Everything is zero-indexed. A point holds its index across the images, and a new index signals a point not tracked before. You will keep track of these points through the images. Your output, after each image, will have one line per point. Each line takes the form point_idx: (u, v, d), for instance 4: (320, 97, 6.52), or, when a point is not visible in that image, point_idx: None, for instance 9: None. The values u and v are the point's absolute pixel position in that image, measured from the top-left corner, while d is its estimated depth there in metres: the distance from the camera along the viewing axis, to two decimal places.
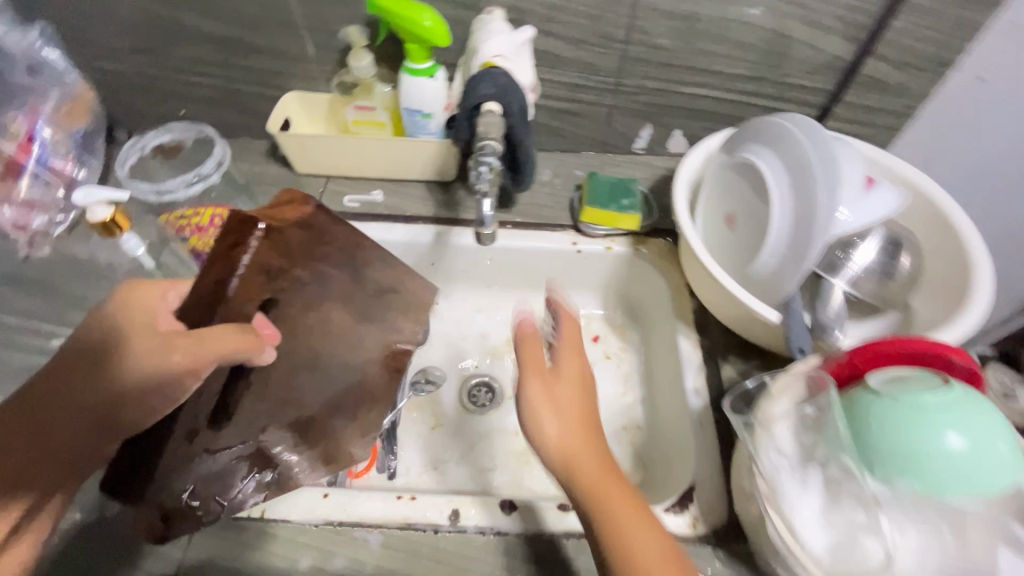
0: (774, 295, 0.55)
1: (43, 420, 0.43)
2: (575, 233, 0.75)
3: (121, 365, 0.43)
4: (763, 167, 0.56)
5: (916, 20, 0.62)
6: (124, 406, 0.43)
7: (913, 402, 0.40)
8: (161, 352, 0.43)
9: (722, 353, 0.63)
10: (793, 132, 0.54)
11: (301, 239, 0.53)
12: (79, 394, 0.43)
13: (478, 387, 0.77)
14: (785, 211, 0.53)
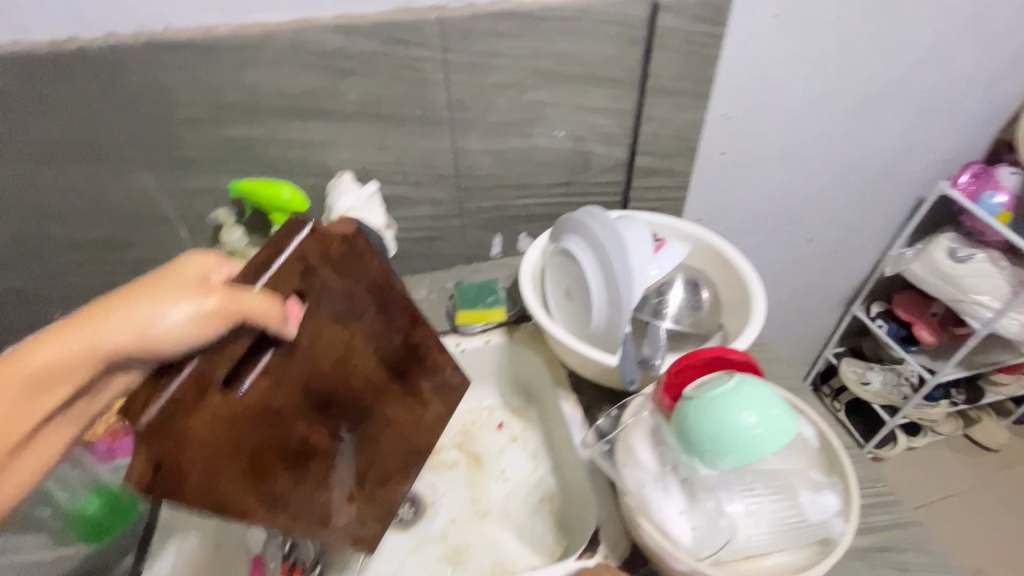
0: (613, 344, 0.68)
1: (95, 321, 0.41)
2: (456, 336, 0.85)
3: (157, 317, 0.42)
4: (576, 251, 0.72)
5: (657, 125, 0.85)
6: (142, 342, 0.42)
7: (717, 397, 0.51)
8: (196, 309, 0.43)
9: (597, 404, 0.73)
10: (587, 222, 0.72)
11: (372, 265, 0.57)
12: (68, 351, 0.40)
13: (401, 503, 0.80)
14: (598, 282, 0.69)
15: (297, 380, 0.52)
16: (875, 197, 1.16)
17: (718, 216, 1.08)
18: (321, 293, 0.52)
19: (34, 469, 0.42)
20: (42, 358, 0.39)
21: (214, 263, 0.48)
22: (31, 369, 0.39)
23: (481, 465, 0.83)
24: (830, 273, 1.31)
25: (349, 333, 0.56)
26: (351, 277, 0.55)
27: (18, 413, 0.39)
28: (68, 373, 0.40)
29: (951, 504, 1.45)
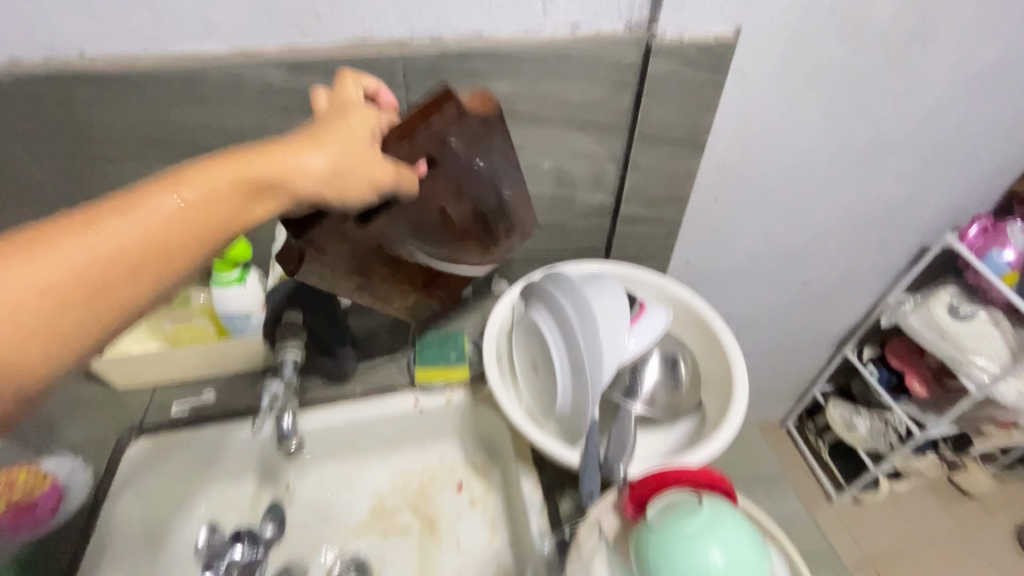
0: (576, 435, 0.61)
1: (244, 168, 0.44)
2: (415, 393, 0.79)
3: (297, 158, 0.46)
4: (541, 323, 0.66)
5: (646, 173, 0.77)
6: (307, 179, 0.46)
7: (681, 536, 0.46)
8: (340, 151, 0.48)
9: (559, 488, 0.67)
10: (554, 292, 0.65)
11: (493, 137, 0.59)
12: (247, 185, 0.44)
13: (345, 572, 0.74)
14: (565, 363, 0.63)
15: (408, 209, 0.55)
16: (877, 244, 1.10)
17: (708, 260, 1.02)
18: (445, 158, 0.56)
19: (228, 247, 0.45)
20: (207, 182, 0.42)
21: (356, 84, 0.56)
22: (194, 185, 0.42)
23: (435, 531, 0.78)
24: (824, 315, 1.24)
25: (458, 197, 0.59)
26: (474, 144, 0.57)
27: (208, 209, 0.42)
28: (221, 183, 0.43)
29: (928, 552, 1.42)
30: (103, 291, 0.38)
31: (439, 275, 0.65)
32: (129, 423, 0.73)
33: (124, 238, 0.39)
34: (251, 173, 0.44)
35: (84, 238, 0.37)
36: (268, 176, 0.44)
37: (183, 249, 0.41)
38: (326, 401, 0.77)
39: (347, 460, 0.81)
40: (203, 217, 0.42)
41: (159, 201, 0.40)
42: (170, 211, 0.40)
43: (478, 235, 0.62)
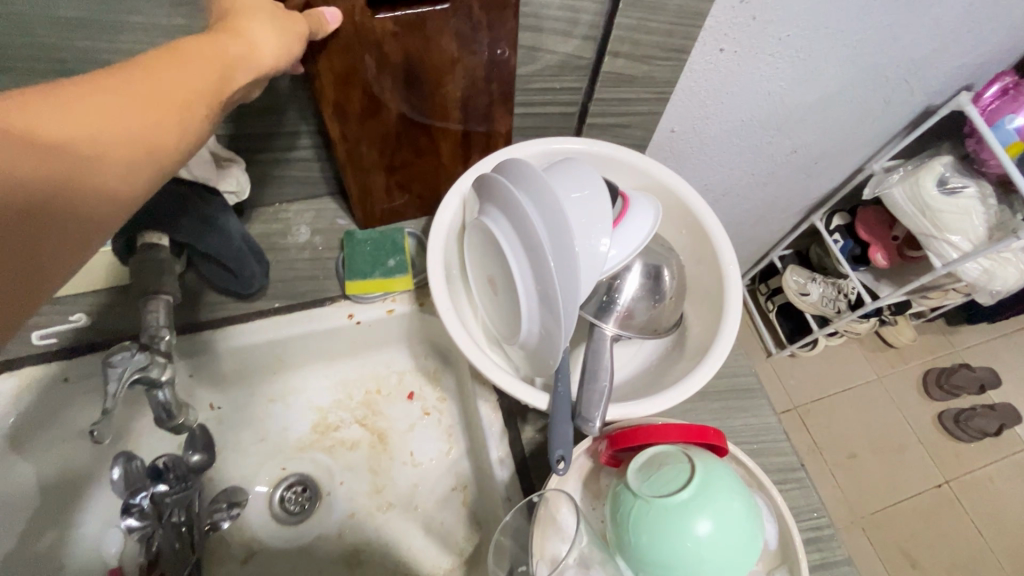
0: (544, 368, 0.52)
1: (207, 46, 0.38)
2: (349, 303, 0.66)
3: (250, 44, 0.40)
4: (499, 235, 0.51)
5: (640, 14, 0.56)
6: (267, 49, 0.40)
7: (685, 506, 0.39)
8: (285, 28, 0.42)
9: (520, 411, 0.60)
10: (514, 195, 0.49)
11: (506, 30, 0.52)
12: (214, 86, 0.37)
13: (291, 491, 0.69)
14: (531, 284, 0.50)
15: (397, 68, 0.52)
16: (883, 104, 0.95)
17: (696, 128, 0.85)
18: (454, 12, 0.50)
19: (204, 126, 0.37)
20: (196, 55, 0.37)
21: None
22: (153, 84, 0.35)
23: (387, 444, 0.72)
24: (803, 185, 1.14)
25: (450, 57, 0.53)
26: (489, 22, 0.51)
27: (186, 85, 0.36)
28: (192, 75, 0.36)
29: (848, 397, 1.57)
30: (91, 177, 0.32)
31: (405, 168, 0.64)
32: None
33: (81, 151, 0.31)
34: (219, 50, 0.38)
35: (92, 107, 0.32)
36: (220, 62, 0.38)
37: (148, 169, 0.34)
38: (239, 317, 0.64)
39: (277, 376, 0.71)
40: (162, 126, 0.34)
41: (119, 100, 0.33)
42: (174, 81, 0.35)
43: (455, 140, 0.63)
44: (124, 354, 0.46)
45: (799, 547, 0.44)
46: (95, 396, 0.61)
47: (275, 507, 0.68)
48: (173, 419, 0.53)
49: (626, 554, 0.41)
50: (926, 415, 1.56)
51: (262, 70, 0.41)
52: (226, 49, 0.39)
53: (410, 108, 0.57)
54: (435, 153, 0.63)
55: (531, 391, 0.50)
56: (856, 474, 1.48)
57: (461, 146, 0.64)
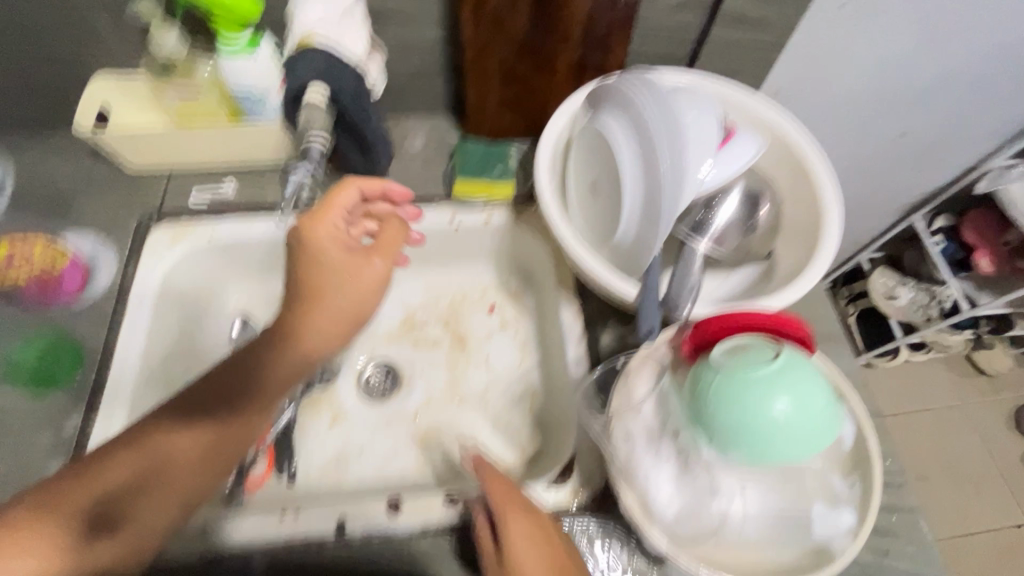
0: (634, 266, 0.54)
1: (325, 290, 0.52)
2: (453, 207, 0.71)
3: (363, 273, 0.54)
4: (613, 134, 0.54)
5: None
6: (369, 285, 0.54)
7: (778, 375, 0.41)
8: (384, 253, 0.56)
9: (600, 319, 0.64)
10: (635, 96, 0.52)
11: None
12: (342, 300, 0.52)
13: (376, 373, 0.76)
14: (634, 186, 0.52)
15: None
16: (1012, 91, 0.90)
17: (803, 89, 0.83)
18: None
19: (333, 321, 0.52)
20: (320, 292, 0.52)
21: None
22: (298, 326, 0.51)
23: (465, 347, 0.78)
24: (907, 177, 1.09)
25: None
26: None
27: (317, 322, 0.52)
28: (322, 301, 0.51)
29: (924, 419, 1.47)
30: (251, 397, 0.50)
31: (520, 85, 0.68)
32: (148, 206, 0.68)
33: (241, 397, 0.50)
34: (330, 282, 0.52)
35: (233, 432, 0.49)
36: (330, 294, 0.52)
37: (282, 391, 0.52)
38: None
39: None
40: (301, 347, 0.51)
41: (270, 384, 0.51)
42: (305, 341, 0.51)
43: (570, 64, 0.67)
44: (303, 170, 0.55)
45: (875, 450, 0.44)
46: (232, 256, 0.70)
47: (362, 384, 0.75)
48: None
49: (698, 424, 0.43)
50: (1013, 451, 1.44)
51: (369, 279, 0.54)
52: (340, 284, 0.52)
53: (535, 23, 0.62)
54: (550, 75, 0.68)
55: (620, 282, 0.53)
56: (923, 499, 1.39)
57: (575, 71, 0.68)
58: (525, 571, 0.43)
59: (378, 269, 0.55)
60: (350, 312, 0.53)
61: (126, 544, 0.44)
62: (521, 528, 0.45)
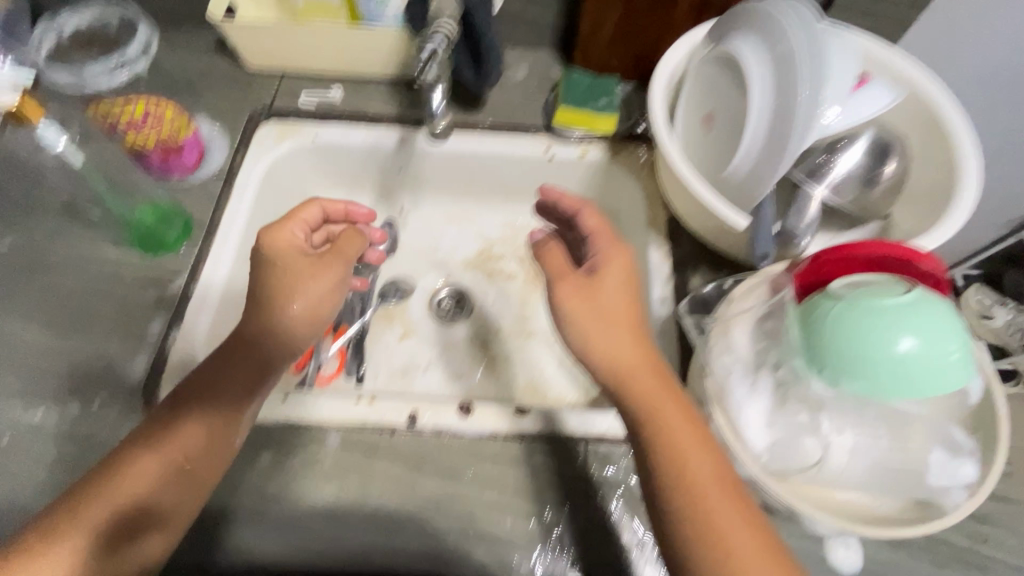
0: (743, 201, 0.51)
1: (274, 290, 0.49)
2: (548, 138, 0.70)
3: (305, 284, 0.50)
4: (745, 61, 0.51)
5: None
6: (317, 292, 0.50)
7: (901, 309, 0.38)
8: (323, 266, 0.52)
9: (691, 263, 0.61)
10: (779, 22, 0.49)
11: None
12: (304, 309, 0.49)
13: (448, 299, 0.76)
14: (764, 114, 0.49)
15: None
16: None
17: None
18: None
19: (299, 326, 0.50)
20: (268, 301, 0.49)
21: None
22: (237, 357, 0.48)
23: (539, 285, 0.77)
24: None
25: None
26: None
27: (278, 332, 0.49)
28: (265, 307, 0.49)
29: None
30: (224, 423, 0.47)
31: (637, 19, 0.66)
32: (259, 104, 0.70)
33: (204, 424, 0.46)
34: (279, 284, 0.49)
35: (201, 456, 0.46)
36: (278, 293, 0.49)
37: (256, 390, 0.49)
38: (452, 124, 0.71)
39: (462, 199, 0.79)
40: (265, 368, 0.49)
41: (212, 414, 0.47)
42: (254, 375, 0.48)
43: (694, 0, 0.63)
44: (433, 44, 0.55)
45: (1005, 409, 0.40)
46: (330, 161, 0.73)
47: (434, 305, 0.76)
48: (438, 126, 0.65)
49: (805, 353, 0.41)
50: None
51: (315, 290, 0.50)
52: (284, 282, 0.49)
53: None
54: (669, 12, 0.64)
55: (730, 211, 0.50)
56: None
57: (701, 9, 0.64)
58: (601, 341, 0.47)
59: (331, 275, 0.52)
60: (307, 320, 0.50)
61: (162, 546, 0.44)
62: (614, 276, 0.50)
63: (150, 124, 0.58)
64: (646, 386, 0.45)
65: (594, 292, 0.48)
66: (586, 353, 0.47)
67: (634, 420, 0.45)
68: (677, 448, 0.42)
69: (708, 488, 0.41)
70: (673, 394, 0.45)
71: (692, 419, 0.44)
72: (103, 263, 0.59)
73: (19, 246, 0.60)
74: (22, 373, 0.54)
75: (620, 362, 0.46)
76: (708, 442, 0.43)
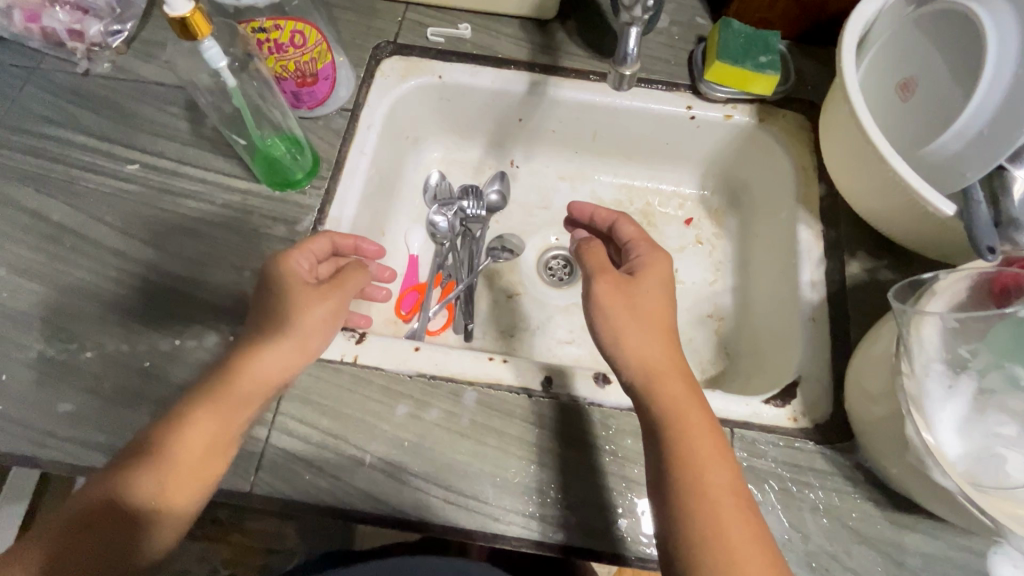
0: (945, 183, 0.46)
1: (275, 313, 0.47)
2: (691, 96, 0.65)
3: (302, 314, 0.47)
4: (983, 20, 0.44)
5: None
6: (313, 324, 0.48)
7: None
8: (322, 297, 0.48)
9: (849, 247, 0.56)
10: None
11: None
12: (298, 344, 0.47)
13: (558, 262, 0.73)
14: (1001, 84, 0.43)
15: None
16: None
17: None
18: None
19: (291, 357, 0.47)
20: (271, 336, 0.47)
21: None
22: (249, 374, 0.46)
23: None
24: None
25: None
26: None
27: (271, 361, 0.46)
28: (271, 338, 0.47)
29: None
30: (227, 424, 0.45)
31: None
32: (383, 36, 0.66)
33: (213, 414, 0.45)
34: (276, 312, 0.47)
35: (199, 441, 0.44)
36: (277, 326, 0.47)
37: (262, 388, 0.46)
38: (587, 73, 0.65)
39: (578, 156, 0.75)
40: (272, 381, 0.46)
41: (219, 413, 0.45)
42: (261, 388, 0.46)
43: None
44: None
45: None
46: (450, 102, 0.69)
47: (542, 267, 0.73)
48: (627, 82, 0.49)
49: None
50: None
51: (308, 321, 0.47)
52: (278, 314, 0.47)
53: None
54: None
55: (931, 193, 0.45)
56: None
57: None
58: (625, 333, 0.47)
59: (319, 308, 0.48)
60: (295, 347, 0.47)
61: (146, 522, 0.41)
62: (654, 279, 0.50)
63: (295, 48, 0.52)
64: (679, 391, 0.46)
65: (633, 294, 0.49)
66: (613, 349, 0.48)
67: (657, 420, 0.45)
68: (697, 448, 0.43)
69: (723, 496, 0.42)
70: (698, 400, 0.46)
71: (713, 428, 0.45)
72: (233, 194, 0.58)
73: (147, 169, 0.59)
74: (152, 301, 0.53)
75: (652, 362, 0.47)
76: (725, 453, 0.44)
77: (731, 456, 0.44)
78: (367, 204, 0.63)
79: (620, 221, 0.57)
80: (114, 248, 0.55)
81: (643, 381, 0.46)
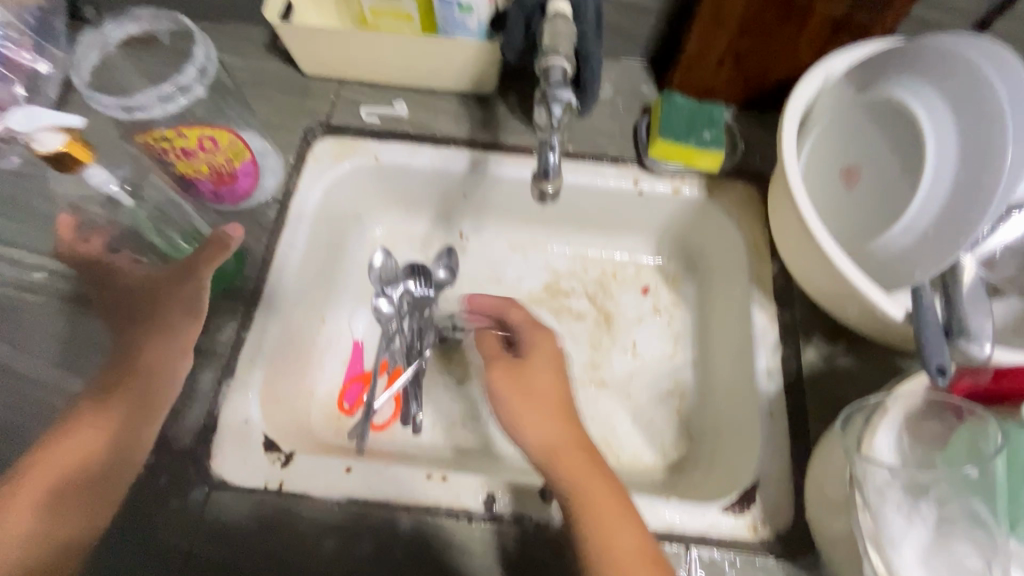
0: (896, 279, 0.44)
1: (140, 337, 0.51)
2: (638, 170, 0.62)
3: (169, 329, 0.52)
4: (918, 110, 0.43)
5: None
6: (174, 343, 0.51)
7: None
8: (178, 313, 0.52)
9: (804, 331, 0.54)
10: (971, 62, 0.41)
11: None
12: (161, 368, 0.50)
13: None
14: (944, 180, 0.41)
15: None
16: None
17: None
18: None
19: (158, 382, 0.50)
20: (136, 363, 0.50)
21: None
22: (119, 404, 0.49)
23: (611, 327, 0.68)
24: None
25: None
26: None
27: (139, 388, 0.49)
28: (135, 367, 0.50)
29: None
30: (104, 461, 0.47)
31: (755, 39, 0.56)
32: (315, 117, 0.63)
33: (86, 447, 0.47)
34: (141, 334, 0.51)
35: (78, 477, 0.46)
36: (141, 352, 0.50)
37: (134, 416, 0.48)
38: (530, 149, 0.63)
39: (528, 225, 0.72)
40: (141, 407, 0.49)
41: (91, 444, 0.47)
42: (130, 414, 0.48)
43: (825, 24, 0.54)
44: (559, 74, 0.46)
45: None
46: (391, 182, 0.66)
47: None
48: (550, 198, 0.49)
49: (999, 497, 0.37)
50: None
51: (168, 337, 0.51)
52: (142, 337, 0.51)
53: None
54: (795, 35, 0.56)
55: (882, 298, 0.43)
56: None
57: (830, 35, 0.56)
58: (524, 418, 0.46)
59: (191, 318, 0.53)
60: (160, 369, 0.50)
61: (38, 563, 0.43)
62: (540, 360, 0.51)
63: (206, 152, 0.52)
64: (588, 474, 0.44)
65: (521, 374, 0.49)
66: (517, 431, 0.47)
67: (564, 497, 0.44)
68: (604, 530, 0.41)
69: (629, 559, 0.40)
70: (608, 480, 0.44)
71: (622, 502, 0.43)
72: None
73: (54, 277, 0.54)
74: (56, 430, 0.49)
75: (551, 440, 0.46)
76: (628, 513, 0.43)
77: (641, 533, 0.42)
78: (302, 298, 0.60)
79: (509, 309, 0.56)
80: (23, 372, 0.51)
81: (547, 462, 0.45)
